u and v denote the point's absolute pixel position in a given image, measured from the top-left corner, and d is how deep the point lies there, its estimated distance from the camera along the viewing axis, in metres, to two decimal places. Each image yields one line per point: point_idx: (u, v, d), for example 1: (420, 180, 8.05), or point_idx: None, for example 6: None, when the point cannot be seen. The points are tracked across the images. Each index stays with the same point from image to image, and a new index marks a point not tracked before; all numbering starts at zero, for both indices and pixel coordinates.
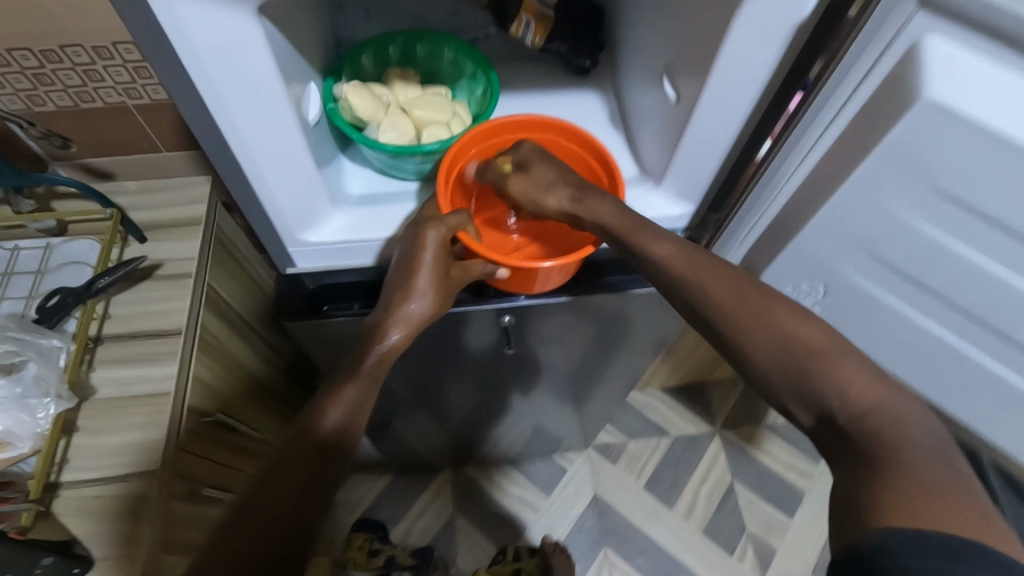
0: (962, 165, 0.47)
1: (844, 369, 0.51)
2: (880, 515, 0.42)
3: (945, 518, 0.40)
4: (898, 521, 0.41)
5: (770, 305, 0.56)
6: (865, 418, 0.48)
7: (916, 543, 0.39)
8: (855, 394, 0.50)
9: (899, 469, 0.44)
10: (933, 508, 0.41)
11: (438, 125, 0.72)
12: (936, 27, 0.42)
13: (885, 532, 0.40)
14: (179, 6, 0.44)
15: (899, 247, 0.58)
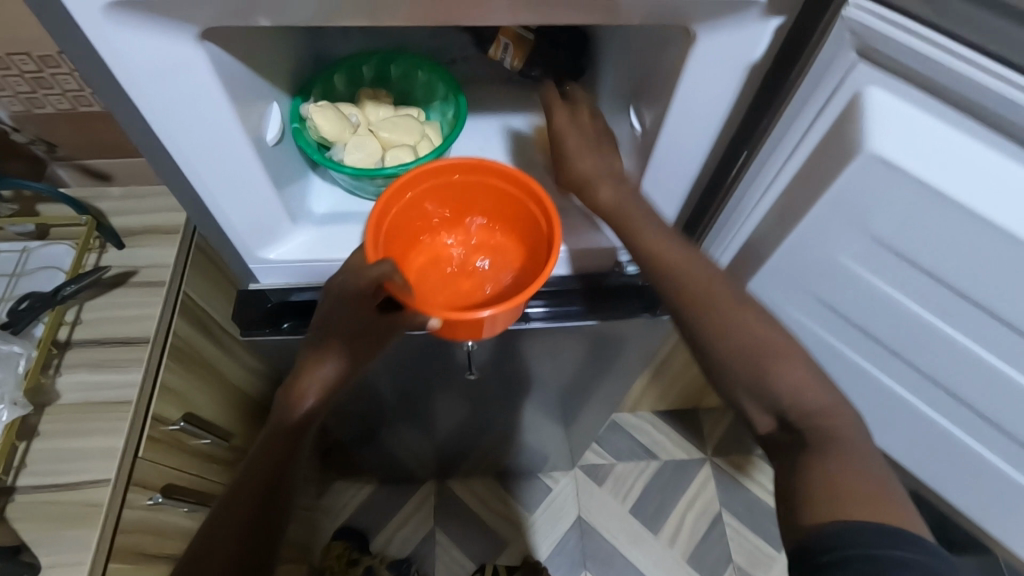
0: (905, 221, 0.46)
1: (792, 369, 0.52)
2: (830, 509, 0.44)
3: (886, 508, 0.44)
4: (850, 514, 0.43)
5: (736, 302, 0.55)
6: (817, 420, 0.50)
7: (865, 535, 0.41)
8: (803, 394, 0.51)
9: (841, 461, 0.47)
10: (869, 498, 0.44)
11: (403, 148, 0.72)
12: (877, 78, 0.41)
13: (835, 527, 0.43)
14: (118, 32, 0.45)
15: (848, 296, 0.57)
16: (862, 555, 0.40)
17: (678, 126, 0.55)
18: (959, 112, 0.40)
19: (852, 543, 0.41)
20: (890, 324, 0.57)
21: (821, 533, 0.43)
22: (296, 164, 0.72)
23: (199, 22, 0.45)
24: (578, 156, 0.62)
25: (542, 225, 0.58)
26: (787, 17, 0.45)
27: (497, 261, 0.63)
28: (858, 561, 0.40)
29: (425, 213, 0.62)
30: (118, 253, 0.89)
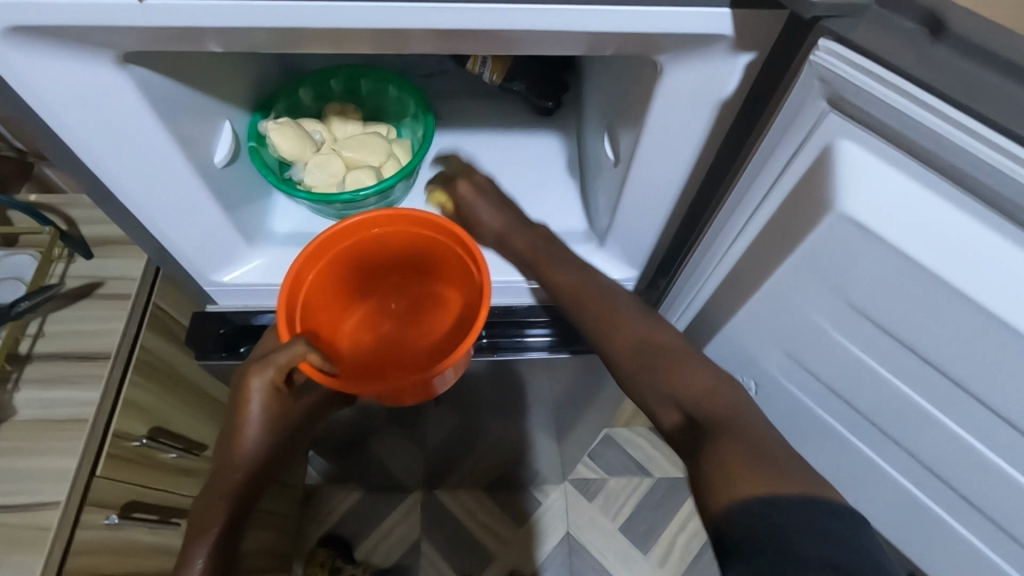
0: (877, 285, 0.41)
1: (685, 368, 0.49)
2: (731, 486, 0.40)
3: (794, 475, 0.40)
4: (758, 487, 0.39)
5: (614, 301, 0.55)
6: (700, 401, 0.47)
7: (768, 507, 0.38)
8: (693, 389, 0.48)
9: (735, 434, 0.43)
10: (781, 471, 0.40)
11: (365, 169, 0.68)
12: (849, 131, 0.36)
13: (744, 502, 0.39)
14: (30, 58, 0.42)
15: (821, 356, 0.52)
16: (767, 528, 0.37)
17: (643, 162, 0.52)
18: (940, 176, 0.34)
19: (762, 518, 0.38)
20: (868, 389, 0.51)
21: (733, 511, 0.39)
22: (255, 185, 0.69)
23: (116, 46, 0.43)
24: (477, 215, 0.62)
25: (473, 275, 0.57)
26: (756, 53, 0.41)
27: (434, 313, 0.63)
28: (764, 535, 0.37)
29: (349, 269, 0.61)
30: (86, 263, 0.87)
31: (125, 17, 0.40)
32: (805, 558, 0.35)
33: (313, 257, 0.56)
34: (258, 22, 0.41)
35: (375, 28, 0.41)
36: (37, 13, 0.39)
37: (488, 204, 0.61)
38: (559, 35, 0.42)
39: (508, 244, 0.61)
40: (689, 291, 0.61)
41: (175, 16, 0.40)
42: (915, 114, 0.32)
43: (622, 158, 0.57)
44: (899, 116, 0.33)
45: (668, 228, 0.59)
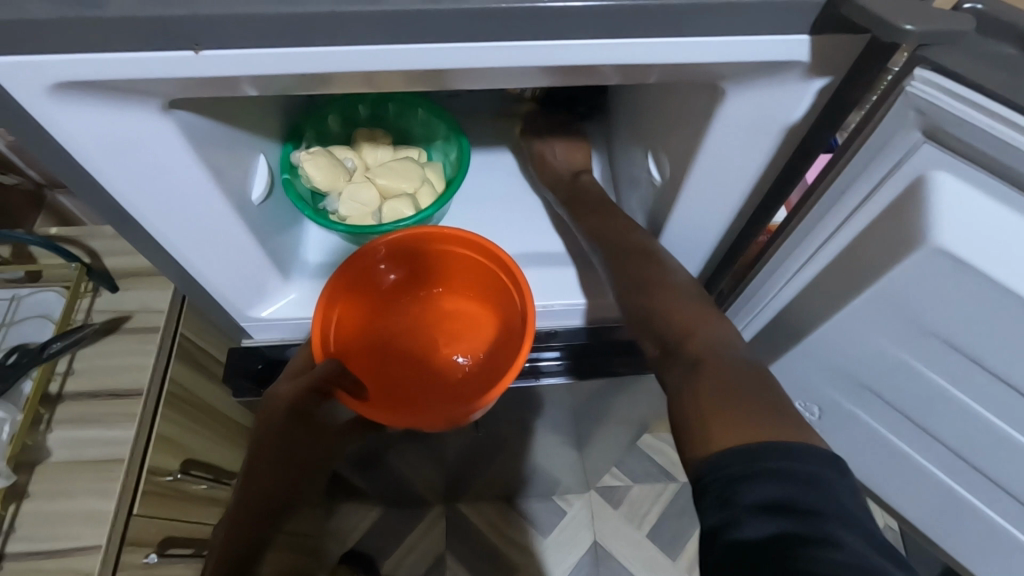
0: (962, 317, 0.38)
1: (669, 299, 0.53)
2: (711, 440, 0.42)
3: (761, 423, 0.42)
4: (727, 439, 0.41)
5: (651, 272, 0.55)
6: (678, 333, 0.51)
7: (731, 457, 0.40)
8: (715, 356, 0.48)
9: (710, 376, 0.46)
10: (752, 422, 0.42)
11: (400, 198, 0.66)
12: (945, 162, 0.34)
13: (717, 454, 0.41)
14: (68, 112, 0.41)
15: (895, 385, 0.49)
16: (729, 477, 0.39)
17: (698, 186, 0.50)
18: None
19: (727, 465, 0.40)
20: (943, 422, 0.48)
21: (707, 461, 0.41)
22: (287, 215, 0.67)
23: (163, 94, 0.41)
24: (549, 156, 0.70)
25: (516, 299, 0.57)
26: (831, 78, 0.40)
27: (472, 338, 0.61)
28: (725, 483, 0.39)
29: (383, 285, 0.60)
30: (111, 296, 0.86)
31: (175, 68, 0.38)
32: (752, 499, 0.37)
33: (351, 269, 0.56)
34: (289, 53, 0.38)
35: (418, 70, 0.39)
36: (86, 67, 0.37)
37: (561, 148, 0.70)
38: (623, 66, 0.40)
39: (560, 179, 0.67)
40: (740, 318, 0.58)
41: (228, 66, 0.38)
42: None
43: (672, 180, 0.55)
44: (1004, 150, 0.31)
45: (718, 250, 0.58)
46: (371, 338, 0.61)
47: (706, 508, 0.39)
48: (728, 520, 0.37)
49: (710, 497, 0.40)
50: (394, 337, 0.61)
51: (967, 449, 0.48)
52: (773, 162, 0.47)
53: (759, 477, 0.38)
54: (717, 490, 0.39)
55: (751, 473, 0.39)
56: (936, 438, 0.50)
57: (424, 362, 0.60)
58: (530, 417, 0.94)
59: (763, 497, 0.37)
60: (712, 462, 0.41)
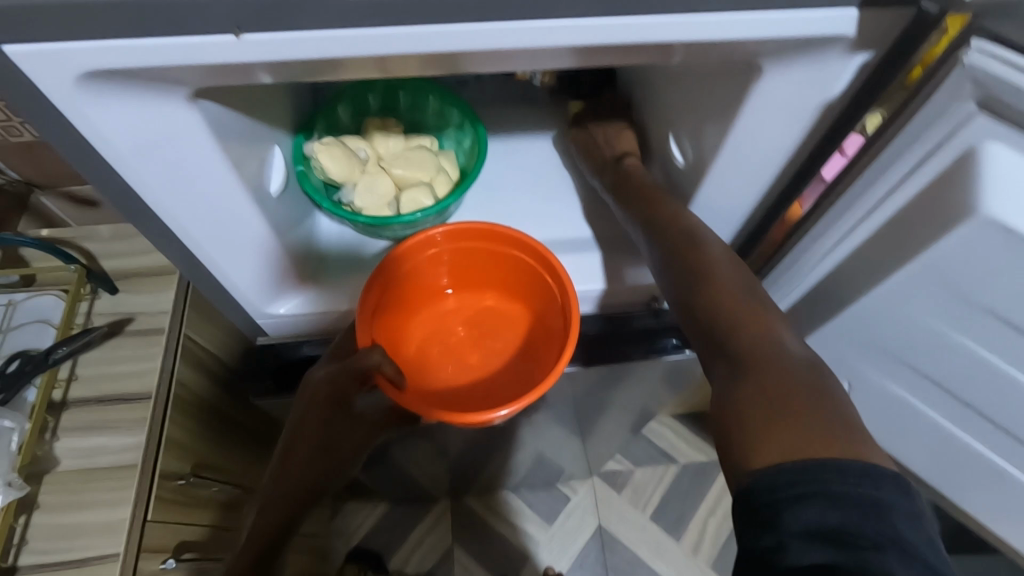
0: (1004, 286, 0.39)
1: (720, 289, 0.49)
2: (762, 447, 0.39)
3: (815, 438, 0.38)
4: (774, 454, 0.38)
5: (702, 257, 0.52)
6: (725, 328, 0.47)
7: (780, 476, 0.36)
8: (776, 343, 0.45)
9: (760, 378, 0.43)
10: (804, 433, 0.38)
11: (418, 187, 0.65)
12: (998, 133, 0.35)
13: (765, 466, 0.38)
14: (93, 105, 0.39)
15: (924, 351, 0.50)
16: (775, 502, 0.36)
17: (729, 164, 0.51)
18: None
19: (774, 486, 0.36)
20: (980, 388, 0.49)
21: (751, 478, 0.38)
22: (302, 208, 0.66)
23: (189, 83, 0.40)
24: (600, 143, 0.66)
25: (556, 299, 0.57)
26: (873, 54, 0.40)
27: (506, 340, 0.61)
28: (770, 505, 0.36)
29: (423, 282, 0.60)
30: (112, 299, 0.83)
31: (207, 54, 0.36)
32: (798, 528, 0.34)
33: (397, 259, 0.56)
34: (312, 25, 0.36)
35: (433, 53, 0.38)
36: (114, 56, 0.36)
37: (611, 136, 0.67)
38: (663, 47, 0.40)
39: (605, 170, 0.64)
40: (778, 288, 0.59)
41: (266, 54, 0.37)
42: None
43: (698, 162, 0.55)
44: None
45: (743, 227, 0.59)
46: (406, 334, 0.60)
47: (749, 532, 0.36)
48: (774, 547, 0.34)
49: (754, 517, 0.37)
50: (428, 335, 0.61)
51: (999, 412, 0.50)
52: (803, 139, 0.48)
53: (806, 503, 0.35)
54: (763, 511, 0.36)
55: (802, 495, 0.35)
56: (964, 401, 0.52)
57: (459, 362, 0.60)
58: (541, 405, 0.93)
59: (812, 526, 0.34)
60: (759, 479, 0.38)
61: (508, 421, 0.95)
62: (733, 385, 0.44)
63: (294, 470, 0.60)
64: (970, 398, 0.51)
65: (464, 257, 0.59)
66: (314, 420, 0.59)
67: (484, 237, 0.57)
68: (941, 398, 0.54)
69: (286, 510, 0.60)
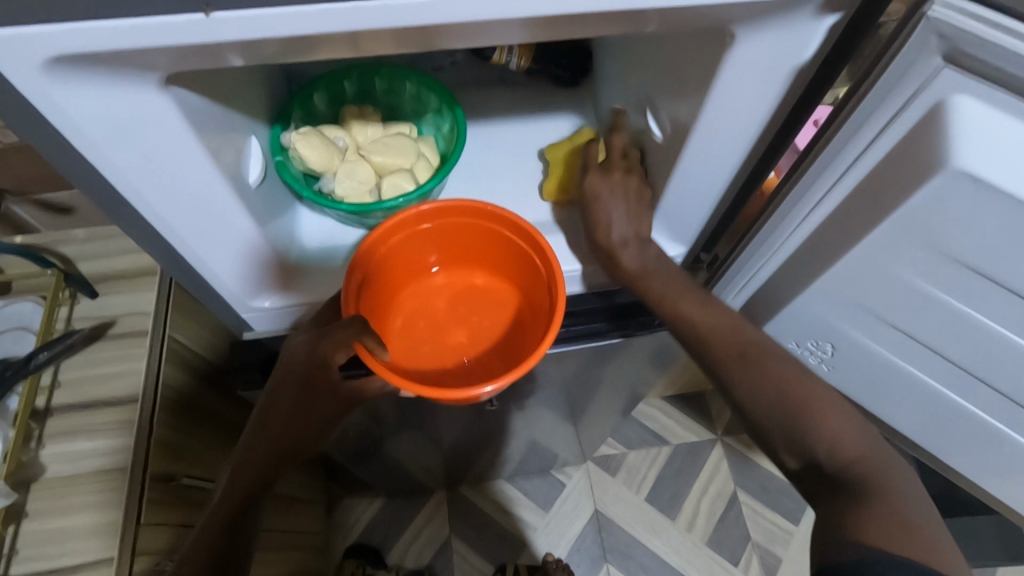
0: (977, 235, 0.40)
1: (841, 428, 0.52)
2: (861, 532, 0.45)
3: (916, 546, 0.44)
4: (879, 543, 0.44)
5: (769, 359, 0.55)
6: (858, 469, 0.50)
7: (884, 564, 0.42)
8: (841, 444, 0.51)
9: (896, 508, 0.46)
10: (907, 537, 0.45)
11: (399, 173, 0.65)
12: (965, 85, 0.35)
13: (871, 553, 0.43)
14: (59, 93, 0.38)
15: (904, 309, 0.51)
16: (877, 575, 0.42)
17: (706, 135, 0.52)
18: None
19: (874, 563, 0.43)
20: (962, 344, 0.50)
21: (849, 550, 0.44)
22: (282, 198, 0.65)
23: (160, 68, 0.39)
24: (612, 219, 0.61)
25: (542, 275, 0.57)
26: (842, 15, 0.41)
27: (493, 317, 0.61)
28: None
29: (412, 260, 0.60)
30: (91, 303, 0.82)
31: (179, 34, 0.36)
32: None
33: (387, 234, 0.55)
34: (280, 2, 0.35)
35: (409, 27, 0.38)
36: (85, 40, 0.35)
37: (623, 207, 0.62)
38: (636, 15, 0.40)
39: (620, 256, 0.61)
40: (757, 258, 0.58)
41: (240, 33, 0.36)
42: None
43: (675, 133, 0.55)
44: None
45: (724, 197, 0.60)
46: (393, 310, 0.61)
47: None
48: None
49: None
50: (415, 311, 0.61)
51: (979, 365, 0.51)
52: (776, 105, 0.49)
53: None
54: None
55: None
56: (943, 356, 0.53)
57: (444, 338, 0.60)
58: (532, 389, 0.93)
59: None
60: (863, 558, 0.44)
61: (500, 407, 0.95)
62: (863, 515, 0.46)
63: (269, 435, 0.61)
64: (949, 353, 0.52)
65: (452, 234, 0.59)
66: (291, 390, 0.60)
67: (472, 214, 0.57)
68: (924, 357, 0.55)
69: (258, 478, 0.60)
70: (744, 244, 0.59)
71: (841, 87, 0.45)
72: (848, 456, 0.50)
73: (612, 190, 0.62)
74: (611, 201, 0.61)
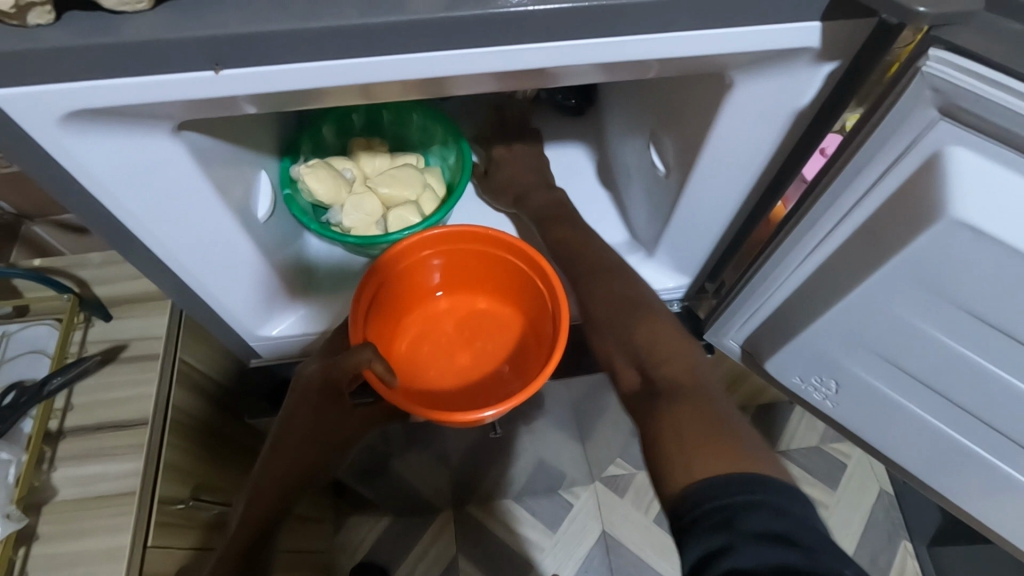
0: (978, 284, 0.40)
1: (654, 331, 0.56)
2: (690, 470, 0.42)
3: (738, 456, 0.42)
4: (707, 469, 0.42)
5: (611, 279, 0.61)
6: (667, 369, 0.53)
7: (716, 487, 0.40)
8: (657, 346, 0.55)
9: (695, 407, 0.48)
10: (724, 450, 0.43)
11: (405, 205, 0.66)
12: (962, 137, 0.35)
13: (700, 479, 0.41)
14: (73, 141, 0.40)
15: (908, 350, 0.50)
16: (720, 505, 0.39)
17: (708, 171, 0.52)
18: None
19: (710, 495, 0.40)
20: (968, 387, 0.49)
21: (686, 493, 0.41)
22: (290, 229, 0.67)
23: (174, 117, 0.41)
24: (517, 171, 0.70)
25: (546, 301, 0.57)
26: (840, 63, 0.41)
27: (496, 339, 0.61)
28: (715, 512, 0.39)
29: (416, 283, 0.61)
30: (105, 326, 0.83)
31: (189, 88, 0.37)
32: (748, 530, 0.37)
33: (391, 259, 0.56)
34: (287, 55, 0.36)
35: (412, 78, 0.39)
36: (101, 94, 0.36)
37: (530, 168, 0.71)
38: (637, 63, 0.41)
39: (551, 227, 0.65)
40: (761, 291, 0.58)
41: (249, 87, 0.37)
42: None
43: (677, 169, 0.56)
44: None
45: (727, 231, 0.60)
46: (399, 334, 0.61)
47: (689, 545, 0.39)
48: (723, 550, 0.36)
49: (700, 526, 0.39)
50: (420, 335, 0.62)
51: (986, 408, 0.50)
52: (780, 144, 0.49)
53: (750, 510, 0.38)
54: (709, 521, 0.39)
55: (749, 502, 0.39)
56: (949, 398, 0.52)
57: (449, 362, 0.60)
58: (538, 412, 0.93)
59: (762, 530, 0.37)
60: (690, 493, 0.41)
61: (506, 430, 0.95)
62: (667, 411, 0.48)
63: (282, 458, 0.61)
64: (955, 395, 0.51)
65: (453, 259, 0.60)
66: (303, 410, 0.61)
67: (471, 239, 0.58)
68: (930, 397, 0.54)
69: (272, 506, 0.61)
70: (749, 276, 0.59)
71: (851, 114, 0.42)
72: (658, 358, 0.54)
73: (518, 154, 0.72)
74: (514, 160, 0.71)
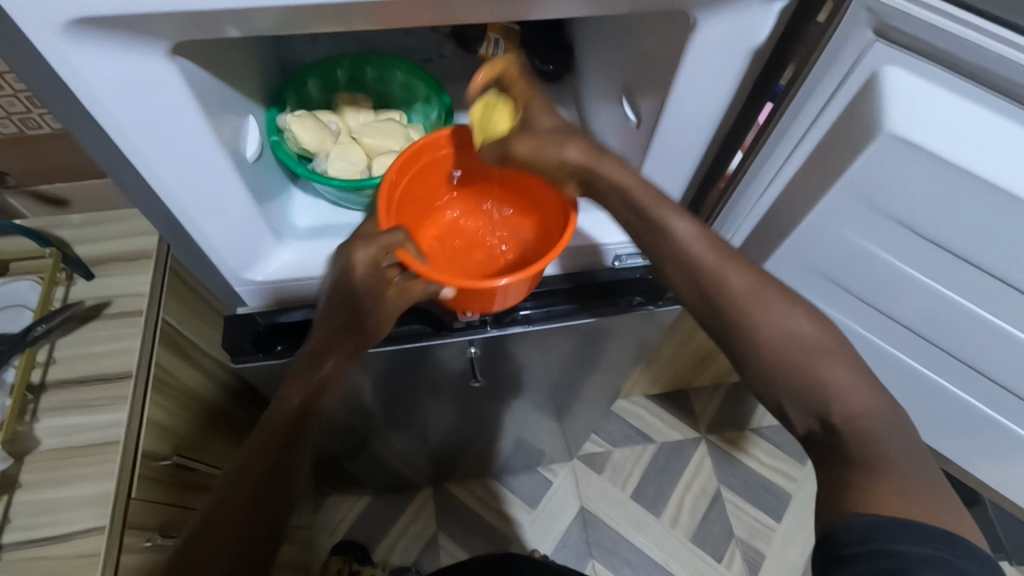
0: (913, 200, 0.47)
1: (846, 379, 0.46)
2: (866, 504, 0.40)
3: (920, 503, 0.40)
4: (882, 509, 0.40)
5: (760, 301, 0.49)
6: (861, 425, 0.45)
7: (899, 532, 0.38)
8: (848, 396, 0.46)
9: (897, 470, 0.42)
10: (911, 498, 0.40)
11: (389, 154, 0.68)
12: (895, 58, 0.41)
13: (870, 518, 0.39)
14: (78, 56, 0.42)
15: (849, 269, 0.58)
16: (891, 551, 0.37)
17: (674, 120, 0.56)
18: (982, 89, 0.40)
19: (881, 537, 0.38)
20: (906, 302, 0.57)
21: (849, 525, 0.40)
22: (275, 178, 0.68)
23: (167, 37, 0.43)
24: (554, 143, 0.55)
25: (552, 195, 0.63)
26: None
27: (507, 241, 0.69)
28: (886, 556, 0.37)
29: (437, 188, 0.68)
30: (87, 284, 0.83)
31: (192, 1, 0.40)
32: None
33: (412, 159, 0.62)
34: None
35: None
36: (107, 6, 0.39)
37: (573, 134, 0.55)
38: None
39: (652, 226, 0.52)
40: (733, 222, 0.64)
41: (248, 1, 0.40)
42: (968, 34, 0.38)
43: (647, 114, 0.58)
44: (948, 40, 0.39)
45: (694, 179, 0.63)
46: (422, 226, 0.68)
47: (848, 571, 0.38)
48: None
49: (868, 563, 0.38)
50: (440, 232, 0.69)
51: (920, 323, 0.59)
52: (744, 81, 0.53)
53: (927, 564, 0.37)
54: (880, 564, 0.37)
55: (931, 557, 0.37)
56: (889, 315, 0.61)
57: (464, 256, 0.68)
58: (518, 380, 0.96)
59: None
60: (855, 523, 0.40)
61: (486, 399, 0.97)
62: (858, 481, 0.42)
63: (227, 510, 0.50)
64: (895, 312, 0.60)
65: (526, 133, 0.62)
66: (272, 444, 0.53)
67: None
68: (873, 315, 0.62)
69: (273, 468, 0.52)
70: (715, 218, 0.65)
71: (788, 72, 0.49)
72: (836, 417, 0.45)
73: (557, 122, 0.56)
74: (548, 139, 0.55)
